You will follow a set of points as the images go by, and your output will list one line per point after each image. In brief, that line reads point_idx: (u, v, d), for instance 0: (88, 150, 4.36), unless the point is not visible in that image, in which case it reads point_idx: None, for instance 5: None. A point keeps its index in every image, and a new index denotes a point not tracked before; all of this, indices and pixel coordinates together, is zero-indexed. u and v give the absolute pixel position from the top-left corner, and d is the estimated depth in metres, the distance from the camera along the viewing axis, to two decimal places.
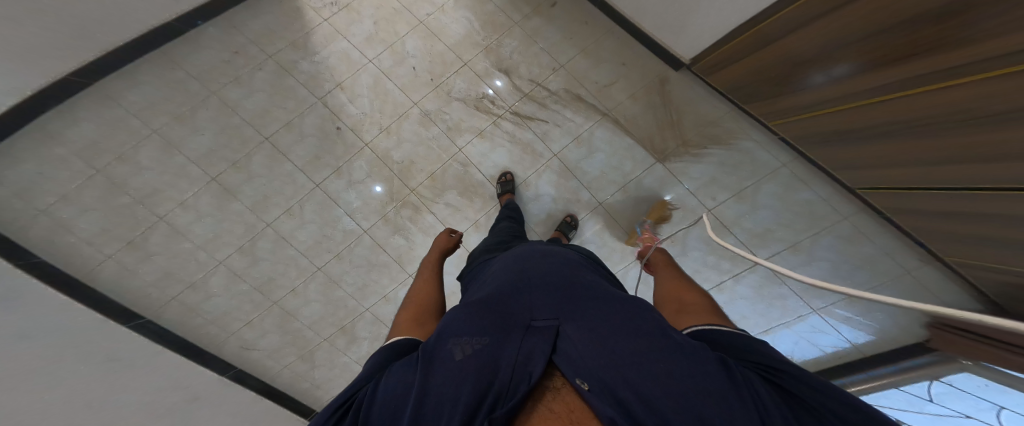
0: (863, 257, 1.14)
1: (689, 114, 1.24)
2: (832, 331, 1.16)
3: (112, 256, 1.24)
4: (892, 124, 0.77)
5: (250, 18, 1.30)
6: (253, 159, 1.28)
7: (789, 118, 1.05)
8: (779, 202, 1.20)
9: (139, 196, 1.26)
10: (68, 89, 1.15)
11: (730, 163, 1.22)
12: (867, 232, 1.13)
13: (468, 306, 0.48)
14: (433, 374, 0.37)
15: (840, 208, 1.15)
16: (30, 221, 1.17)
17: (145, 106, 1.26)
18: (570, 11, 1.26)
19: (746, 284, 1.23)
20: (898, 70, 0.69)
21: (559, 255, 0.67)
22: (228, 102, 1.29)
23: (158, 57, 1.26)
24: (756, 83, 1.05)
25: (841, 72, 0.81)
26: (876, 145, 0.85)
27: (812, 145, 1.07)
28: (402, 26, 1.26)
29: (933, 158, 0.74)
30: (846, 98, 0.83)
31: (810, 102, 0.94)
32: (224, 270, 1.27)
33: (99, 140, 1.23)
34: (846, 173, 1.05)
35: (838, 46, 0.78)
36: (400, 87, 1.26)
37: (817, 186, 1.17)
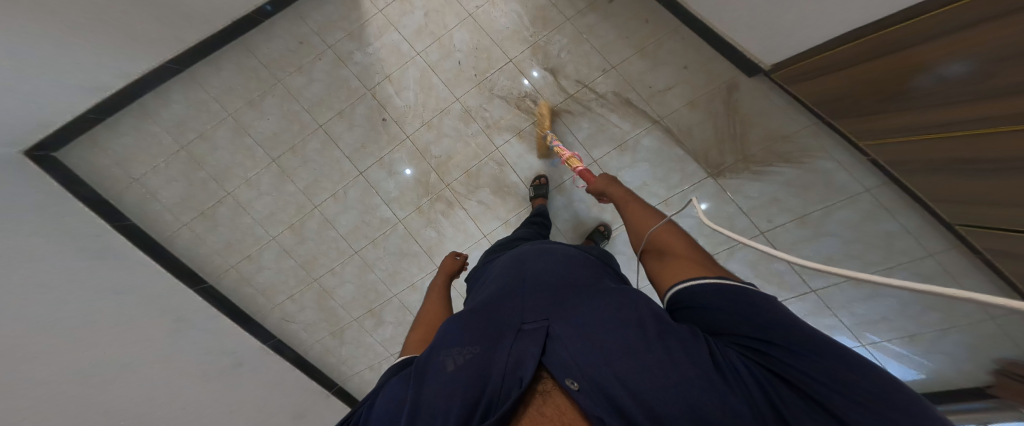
0: (941, 299, 0.94)
1: (758, 127, 1.12)
2: (878, 367, 1.01)
3: (186, 224, 1.40)
4: (1006, 164, 0.65)
5: (313, 8, 1.36)
6: (308, 144, 1.37)
7: (878, 138, 0.92)
8: (849, 231, 1.05)
9: (213, 172, 1.40)
10: (164, 74, 1.31)
11: (798, 184, 1.09)
12: (953, 272, 0.94)
13: (461, 317, 0.49)
14: (427, 388, 0.39)
15: (924, 242, 0.97)
16: (126, 188, 1.36)
17: (224, 92, 1.39)
18: (629, 7, 1.17)
19: None
20: (1021, 103, 0.57)
21: (556, 252, 0.64)
22: (292, 90, 1.40)
23: (237, 47, 1.37)
24: (855, 96, 0.90)
25: (946, 99, 0.69)
26: (983, 186, 0.73)
27: (906, 171, 0.93)
28: (451, 18, 1.25)
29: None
30: (953, 127, 0.71)
31: (906, 126, 0.81)
32: (276, 244, 1.39)
33: (186, 121, 1.38)
34: (941, 204, 0.90)
35: (950, 70, 0.66)
36: (445, 82, 1.27)
37: (903, 216, 0.99)
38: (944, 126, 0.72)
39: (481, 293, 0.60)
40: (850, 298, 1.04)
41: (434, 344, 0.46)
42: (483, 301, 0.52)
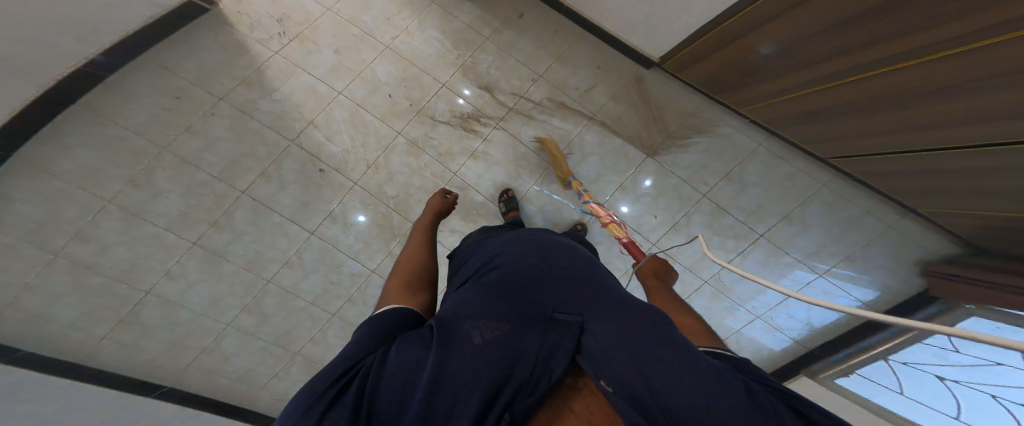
0: (847, 218, 1.26)
1: (669, 108, 1.30)
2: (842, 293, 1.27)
3: (105, 337, 1.15)
4: (852, 105, 0.89)
5: (186, 57, 1.17)
6: (234, 216, 1.21)
7: (761, 105, 1.13)
8: (764, 179, 1.29)
9: (116, 273, 1.16)
10: None
11: (713, 148, 1.30)
12: (845, 195, 1.25)
13: (489, 299, 0.50)
14: (450, 356, 0.38)
15: (818, 178, 1.27)
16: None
17: (86, 173, 1.12)
18: (538, 20, 1.27)
19: (753, 258, 1.31)
20: (850, 59, 0.81)
21: (577, 253, 0.73)
22: (187, 157, 1.19)
23: (82, 112, 1.09)
24: (723, 77, 1.14)
25: (806, 59, 0.89)
26: (862, 119, 0.91)
27: (783, 125, 1.16)
28: (367, 52, 1.21)
29: (895, 128, 0.87)
30: (805, 86, 0.95)
31: (780, 90, 1.02)
32: (235, 331, 1.25)
33: (47, 222, 1.09)
34: (816, 147, 1.16)
35: (800, 37, 0.86)
36: (379, 118, 1.21)
37: (793, 160, 1.28)
38: (798, 87, 0.97)
39: (494, 274, 0.61)
40: (791, 235, 1.29)
41: (460, 318, 0.46)
42: (507, 286, 0.55)
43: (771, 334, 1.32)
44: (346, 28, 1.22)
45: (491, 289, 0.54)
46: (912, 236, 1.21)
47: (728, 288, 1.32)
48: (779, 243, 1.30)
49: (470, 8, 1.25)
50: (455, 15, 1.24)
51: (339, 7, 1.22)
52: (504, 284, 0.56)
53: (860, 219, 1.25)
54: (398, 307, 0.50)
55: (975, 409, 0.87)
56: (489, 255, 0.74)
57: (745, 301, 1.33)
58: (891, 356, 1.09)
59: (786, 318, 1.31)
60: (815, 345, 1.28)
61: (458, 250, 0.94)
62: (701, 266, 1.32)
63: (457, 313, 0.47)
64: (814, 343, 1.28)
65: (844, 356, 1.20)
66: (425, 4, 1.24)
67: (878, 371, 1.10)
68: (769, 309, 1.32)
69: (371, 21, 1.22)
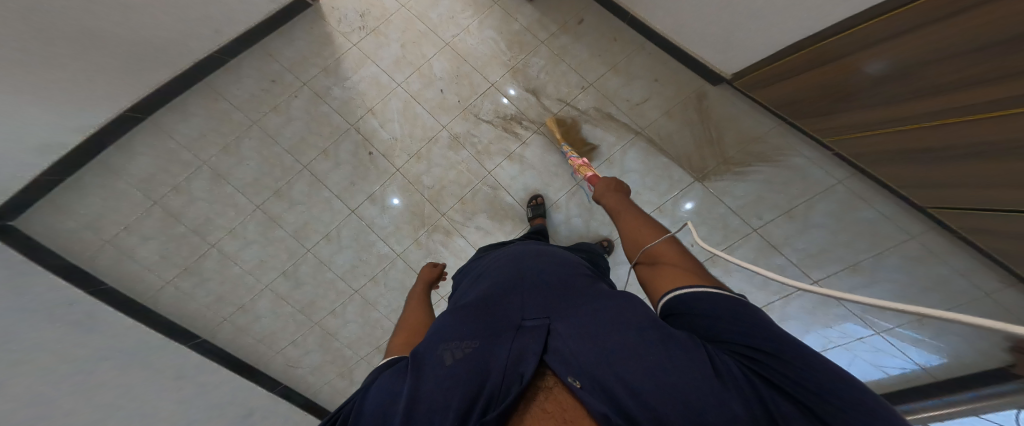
0: (930, 278, 1.03)
1: (731, 130, 1.20)
2: (897, 354, 1.00)
3: (169, 282, 1.31)
4: (954, 151, 0.75)
5: (284, 46, 1.37)
6: (294, 186, 1.34)
7: (847, 135, 1.00)
8: (835, 221, 1.13)
9: (194, 225, 1.34)
10: (126, 125, 1.24)
11: (778, 180, 1.16)
12: (937, 251, 1.02)
13: (460, 313, 0.48)
14: (423, 383, 0.37)
15: (907, 227, 1.06)
16: (97, 252, 1.26)
17: (195, 137, 1.34)
18: (596, 29, 1.27)
19: (798, 304, 1.13)
20: (959, 96, 0.68)
21: (551, 255, 0.66)
22: (269, 132, 1.37)
23: (203, 89, 1.33)
24: (813, 97, 1.00)
25: (910, 91, 0.76)
26: (950, 167, 0.80)
27: (871, 163, 1.02)
28: (428, 48, 1.32)
29: (1000, 185, 0.72)
30: (904, 121, 0.81)
31: (870, 120, 0.89)
32: (270, 293, 1.34)
33: (156, 174, 1.31)
34: (907, 190, 0.99)
35: (912, 62, 0.72)
36: (429, 110, 1.29)
37: (880, 203, 1.09)
38: (892, 121, 0.84)
39: (476, 290, 0.59)
40: (852, 287, 1.10)
41: (432, 340, 0.44)
42: (483, 297, 0.52)
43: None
44: (414, 24, 1.33)
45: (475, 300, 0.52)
46: None
47: None
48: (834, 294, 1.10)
49: (529, 12, 1.29)
50: (514, 18, 1.30)
51: (411, 4, 1.33)
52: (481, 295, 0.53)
53: (952, 282, 1.00)
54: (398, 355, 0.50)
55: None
56: (476, 270, 0.73)
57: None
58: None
59: None
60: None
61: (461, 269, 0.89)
62: None
63: (433, 334, 0.45)
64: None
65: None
66: (488, 5, 1.31)
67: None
68: None
69: (436, 18, 1.32)
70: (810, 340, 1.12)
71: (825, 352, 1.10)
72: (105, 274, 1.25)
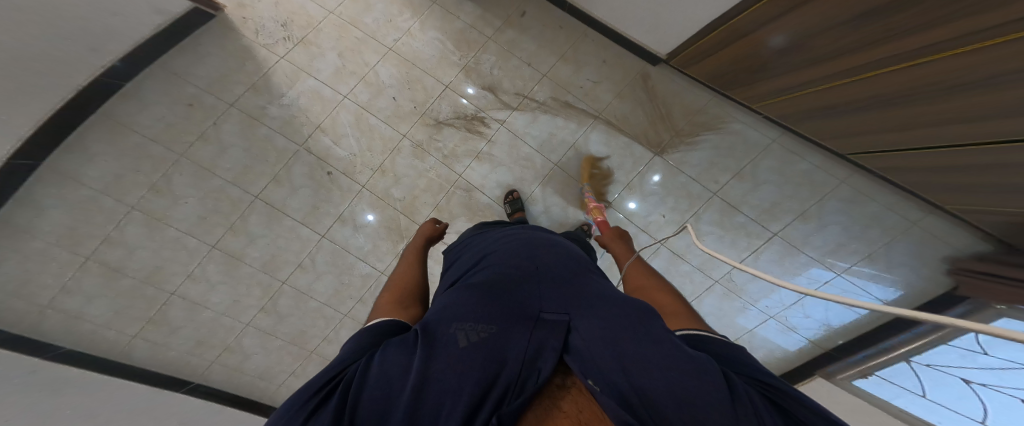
0: (868, 215, 1.20)
1: (677, 106, 1.26)
2: (863, 292, 1.23)
3: (136, 335, 1.21)
4: (861, 104, 0.86)
5: (193, 64, 1.22)
6: (249, 220, 1.24)
7: (771, 101, 1.09)
8: (777, 175, 1.24)
9: (142, 276, 1.22)
10: (22, 173, 1.03)
11: (724, 146, 1.25)
12: (866, 191, 1.19)
13: (477, 298, 0.50)
14: (436, 361, 0.39)
15: (835, 173, 1.21)
16: (38, 320, 1.08)
17: (111, 181, 1.17)
18: (541, 19, 1.24)
19: (767, 257, 1.28)
20: (854, 58, 0.78)
21: (565, 248, 0.75)
22: (203, 165, 1.23)
23: (101, 122, 1.14)
24: (733, 73, 1.09)
25: (820, 55, 0.84)
26: (869, 116, 0.88)
27: (793, 121, 1.12)
28: (370, 55, 1.23)
29: (905, 126, 0.83)
30: (821, 81, 0.89)
31: (789, 85, 0.98)
32: (254, 330, 1.29)
33: (78, 226, 1.14)
34: (832, 142, 1.10)
35: (816, 30, 0.80)
36: (385, 120, 1.22)
37: (808, 155, 1.22)
38: (810, 83, 0.92)
39: (483, 273, 0.62)
40: (808, 234, 1.25)
41: (445, 320, 0.47)
42: (496, 284, 0.55)
43: (785, 333, 1.30)
44: (349, 31, 1.23)
45: (486, 286, 0.54)
46: (944, 236, 1.13)
47: (740, 287, 1.30)
48: (795, 242, 1.26)
49: (471, 8, 1.23)
50: (456, 15, 1.23)
51: (341, 10, 1.24)
52: (492, 282, 0.57)
53: (885, 216, 1.19)
54: (387, 320, 0.51)
55: (1001, 413, 0.81)
56: (483, 250, 0.76)
57: (758, 300, 1.30)
58: (913, 358, 1.04)
59: (801, 318, 1.28)
60: (832, 346, 1.24)
61: (451, 246, 0.95)
62: (711, 265, 1.30)
63: (442, 315, 0.48)
64: (832, 344, 1.25)
65: (862, 357, 1.16)
66: (427, 5, 1.23)
67: (899, 372, 1.06)
68: (784, 308, 1.29)
69: (373, 23, 1.23)
70: (786, 289, 1.28)
71: (801, 299, 1.28)
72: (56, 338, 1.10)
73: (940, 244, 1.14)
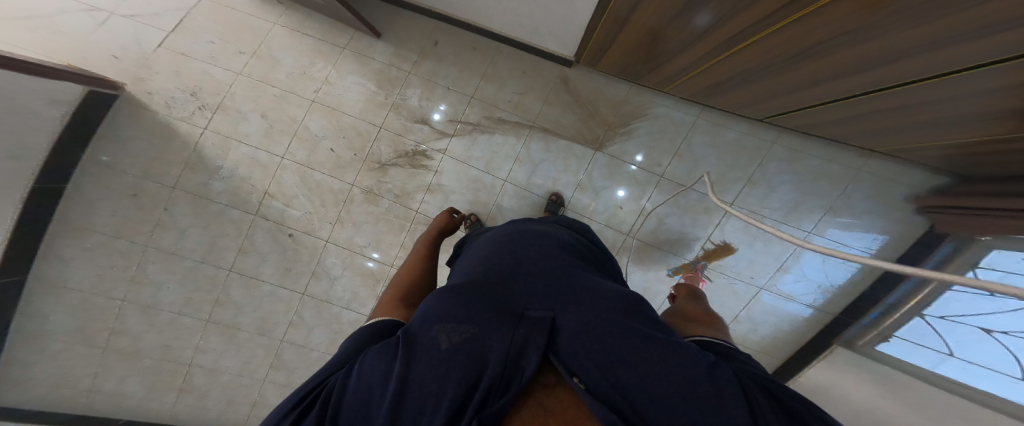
0: (813, 171, 1.21)
1: (601, 100, 1.23)
2: (845, 246, 1.21)
3: (176, 401, 1.31)
4: (768, 66, 0.77)
5: (120, 151, 1.18)
6: (230, 291, 1.29)
7: (677, 82, 1.04)
8: (713, 148, 1.24)
9: (158, 355, 1.29)
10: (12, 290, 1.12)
11: (656, 129, 1.24)
12: (799, 148, 1.21)
13: (457, 293, 0.48)
14: (416, 364, 0.39)
15: (764, 136, 1.22)
16: (90, 400, 1.25)
17: (94, 281, 1.23)
18: (454, 44, 1.21)
19: (732, 229, 1.26)
20: (718, 33, 0.73)
21: (555, 237, 0.70)
22: (169, 250, 1.25)
23: (61, 227, 1.17)
24: (633, 61, 1.04)
25: (689, 33, 0.79)
26: (775, 79, 0.82)
27: (707, 97, 1.08)
28: (295, 110, 1.18)
29: (825, 79, 0.74)
30: (708, 56, 0.83)
31: (687, 64, 0.92)
32: (272, 384, 1.34)
33: (85, 324, 1.23)
34: (747, 110, 1.09)
35: (668, 13, 0.76)
36: (330, 173, 1.19)
37: (734, 124, 1.23)
38: (700, 58, 0.86)
39: (472, 268, 0.60)
40: (761, 198, 1.24)
41: (426, 318, 0.45)
42: (482, 279, 0.53)
43: (786, 303, 1.27)
44: (264, 90, 1.18)
45: (470, 280, 0.52)
46: (892, 176, 1.16)
47: (719, 264, 1.28)
48: (753, 208, 1.24)
49: (383, 47, 1.20)
50: (371, 56, 1.20)
51: (248, 70, 1.18)
52: (479, 277, 0.55)
53: (829, 169, 1.20)
54: (386, 319, 0.51)
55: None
56: (470, 249, 0.75)
57: (739, 273, 1.28)
58: (925, 312, 1.05)
59: (792, 283, 1.26)
60: (838, 309, 1.23)
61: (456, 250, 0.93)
62: (684, 246, 1.26)
63: (424, 313, 0.46)
64: (838, 307, 1.23)
65: (873, 318, 1.15)
66: (336, 52, 1.19)
67: (916, 331, 1.06)
68: (768, 278, 1.27)
69: (287, 78, 1.18)
70: (761, 258, 1.27)
71: (784, 265, 1.27)
72: (110, 413, 1.27)
73: (894, 185, 1.16)
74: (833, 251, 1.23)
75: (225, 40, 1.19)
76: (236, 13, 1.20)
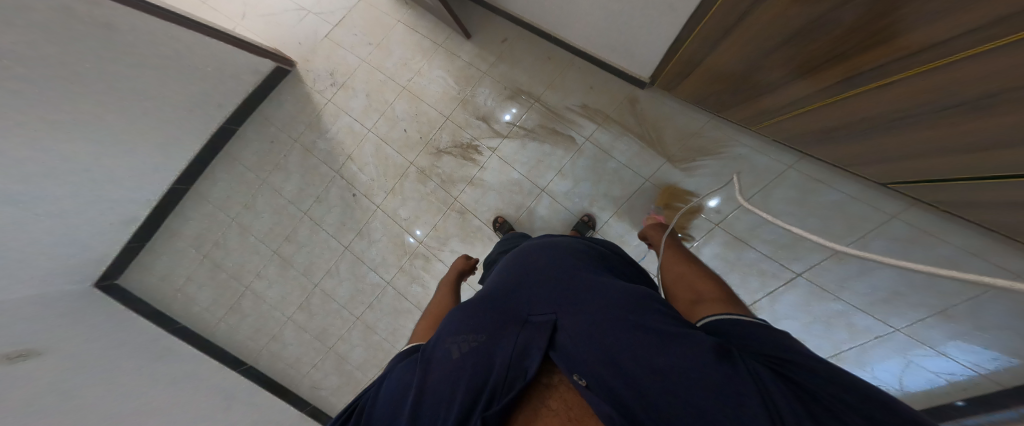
0: (936, 260, 0.98)
1: (668, 128, 1.25)
2: (940, 356, 0.95)
3: (220, 319, 1.55)
4: (903, 114, 0.67)
5: (276, 110, 1.62)
6: (298, 231, 1.55)
7: (772, 120, 0.99)
8: (797, 207, 1.12)
9: (232, 270, 1.58)
10: (176, 194, 1.55)
11: (727, 171, 1.17)
12: (930, 230, 0.99)
13: (470, 306, 0.53)
14: (433, 373, 0.45)
15: (883, 207, 1.04)
16: (171, 300, 1.55)
17: (224, 199, 1.60)
18: (531, 51, 1.38)
19: (787, 301, 1.10)
20: (848, 65, 0.66)
21: (557, 244, 0.69)
22: (274, 187, 1.59)
23: (224, 158, 1.61)
24: (717, 89, 1.04)
25: (814, 64, 0.72)
26: (905, 133, 0.71)
27: (806, 142, 1.00)
28: (390, 94, 1.50)
29: (982, 146, 0.62)
30: (828, 92, 0.75)
31: (792, 101, 0.87)
32: (292, 324, 1.52)
33: (203, 232, 1.59)
34: (863, 170, 0.97)
35: (788, 38, 0.71)
36: (397, 150, 1.45)
37: (839, 184, 1.08)
38: (814, 95, 0.79)
39: (490, 283, 0.65)
40: (843, 278, 1.04)
41: (440, 335, 0.51)
42: (495, 292, 0.58)
43: None
44: (375, 76, 1.53)
45: (483, 296, 0.57)
46: None
47: None
48: (825, 285, 1.06)
49: (470, 47, 1.44)
50: (458, 55, 1.45)
51: (370, 58, 1.55)
52: (493, 290, 0.59)
53: (967, 263, 0.94)
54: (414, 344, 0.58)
55: None
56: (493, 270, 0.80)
57: None
58: None
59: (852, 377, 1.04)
60: None
61: (485, 267, 1.00)
62: None
63: (440, 331, 0.51)
64: None
65: None
66: (433, 48, 1.48)
67: None
68: None
69: (393, 67, 1.52)
70: (817, 342, 1.07)
71: (841, 354, 1.05)
72: (178, 316, 1.54)
73: None
74: (917, 356, 0.97)
75: (364, 34, 1.58)
76: (375, 12, 1.57)
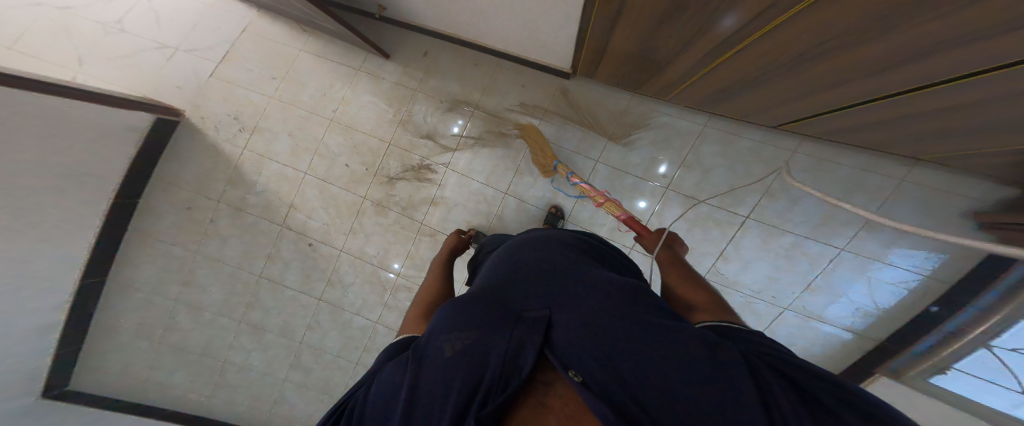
0: (844, 180, 1.11)
1: (601, 110, 1.24)
2: (889, 266, 1.10)
3: (211, 395, 1.42)
4: (776, 70, 0.69)
5: (180, 170, 1.38)
6: (260, 295, 1.42)
7: (671, 89, 1.01)
8: (723, 157, 1.19)
9: (201, 350, 1.43)
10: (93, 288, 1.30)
11: (661, 139, 1.21)
12: (827, 157, 1.12)
13: (459, 297, 0.48)
14: (424, 371, 0.39)
15: (784, 144, 1.15)
16: (145, 389, 1.37)
17: (156, 282, 1.40)
18: (455, 61, 1.29)
19: (749, 244, 1.19)
20: (712, 36, 0.67)
21: (548, 234, 0.66)
22: (211, 256, 1.41)
23: (134, 237, 1.38)
24: (621, 71, 1.03)
25: (683, 39, 0.72)
26: (784, 84, 0.74)
27: (703, 104, 1.04)
28: (316, 129, 1.34)
29: (841, 83, 0.67)
30: (708, 62, 0.77)
31: (681, 71, 0.88)
32: (292, 384, 1.43)
33: (143, 321, 1.40)
34: (755, 118, 1.04)
35: (653, 19, 0.70)
36: (344, 187, 1.32)
37: (749, 132, 1.17)
38: (699, 64, 0.80)
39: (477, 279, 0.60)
40: (784, 212, 1.16)
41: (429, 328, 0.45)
42: (486, 286, 0.52)
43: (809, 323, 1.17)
44: (292, 112, 1.34)
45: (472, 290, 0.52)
46: (954, 188, 1.03)
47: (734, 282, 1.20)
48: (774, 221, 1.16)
49: (392, 67, 1.31)
50: (381, 76, 1.31)
51: (280, 94, 1.35)
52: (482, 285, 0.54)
53: (868, 178, 1.09)
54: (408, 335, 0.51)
55: None
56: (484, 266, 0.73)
57: (759, 291, 1.19)
58: (993, 342, 0.93)
59: (832, 304, 1.15)
60: (881, 335, 1.11)
61: (471, 265, 0.96)
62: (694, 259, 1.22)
63: (431, 322, 0.45)
64: (882, 333, 1.11)
65: (925, 348, 1.03)
66: (353, 74, 1.33)
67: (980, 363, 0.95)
68: (796, 297, 1.17)
69: (311, 99, 1.34)
70: (787, 276, 1.18)
71: (813, 284, 1.16)
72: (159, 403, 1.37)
73: (958, 197, 1.03)
74: (875, 271, 1.12)
75: (263, 68, 1.36)
76: (270, 41, 1.37)
